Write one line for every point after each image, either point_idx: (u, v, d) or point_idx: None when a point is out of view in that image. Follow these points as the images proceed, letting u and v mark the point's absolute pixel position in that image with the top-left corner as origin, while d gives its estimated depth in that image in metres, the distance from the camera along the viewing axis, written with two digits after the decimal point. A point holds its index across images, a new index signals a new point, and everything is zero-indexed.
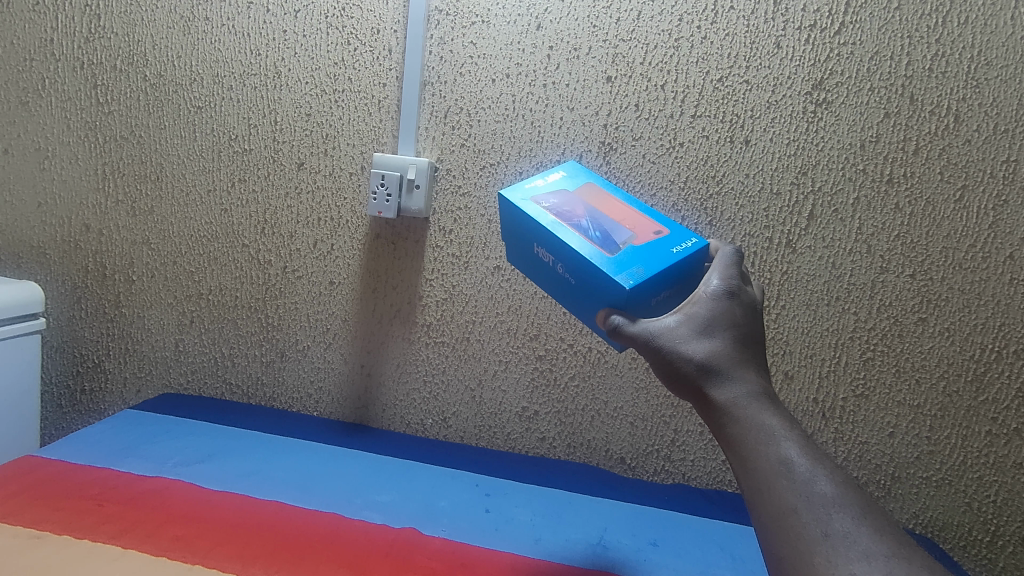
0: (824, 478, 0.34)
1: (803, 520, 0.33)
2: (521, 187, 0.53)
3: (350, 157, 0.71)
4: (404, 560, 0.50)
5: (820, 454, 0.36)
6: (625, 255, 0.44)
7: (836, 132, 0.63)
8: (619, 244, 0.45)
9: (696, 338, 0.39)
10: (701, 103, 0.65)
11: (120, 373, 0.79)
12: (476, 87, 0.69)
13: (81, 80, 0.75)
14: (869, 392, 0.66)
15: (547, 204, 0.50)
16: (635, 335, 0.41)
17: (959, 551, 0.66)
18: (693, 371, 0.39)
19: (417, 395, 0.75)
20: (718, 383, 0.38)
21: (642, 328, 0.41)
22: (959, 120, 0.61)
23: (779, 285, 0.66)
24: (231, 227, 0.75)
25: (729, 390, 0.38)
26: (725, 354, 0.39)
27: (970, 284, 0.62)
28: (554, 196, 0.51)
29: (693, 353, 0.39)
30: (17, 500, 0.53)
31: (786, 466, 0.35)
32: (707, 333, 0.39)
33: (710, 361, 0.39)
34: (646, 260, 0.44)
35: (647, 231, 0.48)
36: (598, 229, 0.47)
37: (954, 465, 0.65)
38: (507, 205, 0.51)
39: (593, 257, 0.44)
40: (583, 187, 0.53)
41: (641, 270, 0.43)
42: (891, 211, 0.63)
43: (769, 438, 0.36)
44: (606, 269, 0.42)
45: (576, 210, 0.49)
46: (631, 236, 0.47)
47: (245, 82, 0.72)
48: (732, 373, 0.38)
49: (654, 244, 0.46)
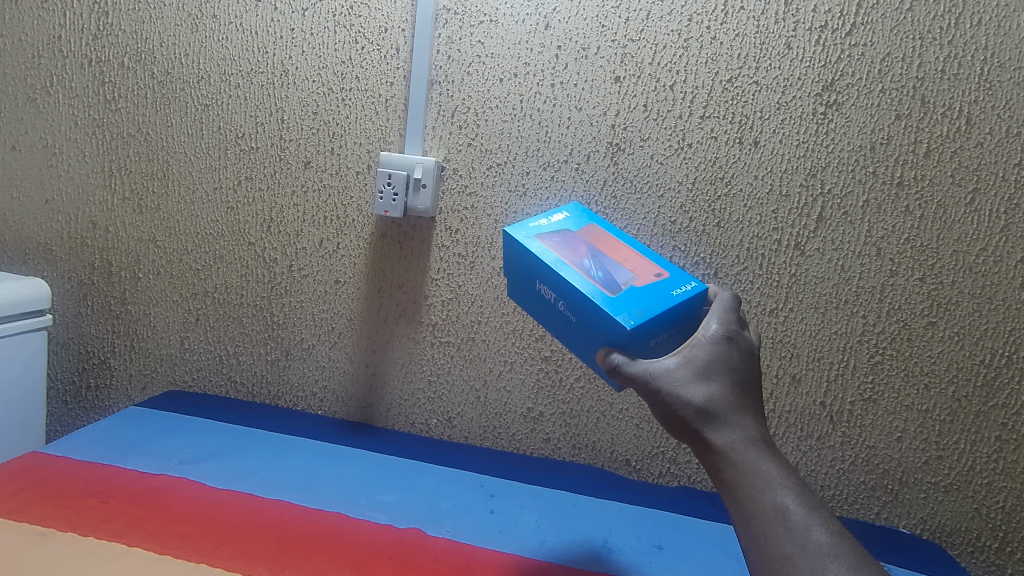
0: (818, 528, 0.34)
1: (798, 569, 0.33)
2: (525, 224, 0.53)
3: (357, 156, 0.71)
4: (408, 561, 0.50)
5: (814, 502, 0.36)
6: (626, 296, 0.44)
7: (847, 133, 0.63)
8: (620, 285, 0.46)
9: (695, 382, 0.40)
10: (710, 104, 0.65)
11: (125, 370, 0.80)
12: (484, 87, 0.68)
13: (89, 77, 0.75)
14: (878, 397, 0.65)
15: (551, 243, 0.50)
16: (634, 375, 0.41)
17: (967, 557, 0.65)
18: (692, 415, 0.39)
19: (422, 395, 0.74)
20: (716, 428, 0.39)
21: (641, 369, 0.41)
22: (971, 123, 0.60)
23: (787, 288, 0.66)
24: (237, 225, 0.75)
25: (726, 435, 0.39)
26: (723, 399, 0.39)
27: (981, 288, 0.62)
28: (558, 235, 0.52)
29: (692, 397, 0.39)
30: (23, 497, 0.53)
31: (780, 514, 0.35)
32: (706, 378, 0.40)
33: (708, 405, 0.39)
34: (646, 301, 0.44)
35: (648, 274, 0.48)
36: (600, 269, 0.47)
37: (963, 471, 0.64)
38: (510, 241, 0.51)
39: (594, 295, 0.44)
40: (585, 228, 0.53)
41: (641, 311, 0.43)
42: (901, 213, 0.62)
43: (765, 485, 0.37)
44: (607, 308, 0.43)
45: (579, 249, 0.50)
46: (632, 278, 0.47)
47: (252, 80, 0.72)
48: (730, 418, 0.39)
49: (654, 286, 0.46)
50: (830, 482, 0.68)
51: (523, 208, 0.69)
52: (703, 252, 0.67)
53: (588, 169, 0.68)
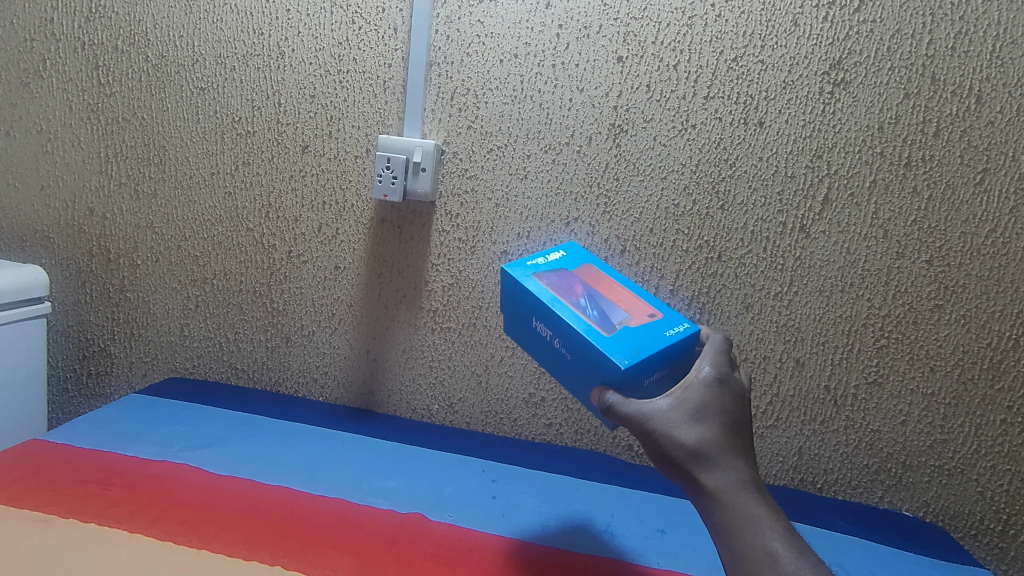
0: (807, 570, 0.35)
1: None
2: (522, 262, 0.53)
3: (355, 139, 0.70)
4: (410, 547, 0.50)
5: (803, 547, 0.37)
6: (620, 336, 0.45)
7: (854, 113, 0.61)
8: (614, 325, 0.46)
9: (688, 423, 0.41)
10: (715, 84, 0.63)
11: (126, 357, 0.79)
12: (483, 68, 0.67)
13: (83, 61, 0.74)
14: (882, 380, 0.65)
15: (548, 281, 0.50)
16: (628, 415, 0.41)
17: (970, 540, 0.65)
18: (684, 456, 0.40)
19: (423, 380, 0.74)
20: (708, 469, 0.40)
21: (635, 409, 0.42)
22: (982, 101, 0.59)
23: (792, 271, 0.65)
24: (235, 211, 0.74)
25: (718, 477, 0.39)
26: (714, 440, 0.40)
27: (989, 270, 0.61)
28: (554, 273, 0.52)
29: (685, 439, 0.40)
30: (22, 484, 0.53)
31: (771, 558, 0.36)
32: (699, 419, 0.41)
33: (700, 446, 0.40)
34: (640, 342, 0.45)
35: (642, 314, 0.49)
36: (595, 308, 0.48)
37: (967, 454, 0.64)
38: (508, 279, 0.51)
39: (590, 335, 0.44)
40: (581, 266, 0.54)
41: (636, 351, 0.43)
42: (909, 194, 0.61)
43: (755, 528, 0.37)
44: (602, 347, 0.43)
45: (574, 288, 0.50)
46: (626, 318, 0.48)
47: (248, 62, 0.71)
48: (722, 460, 0.40)
49: (648, 327, 0.47)
50: (833, 465, 0.67)
51: (524, 190, 0.68)
52: (706, 235, 0.66)
53: (590, 151, 0.67)
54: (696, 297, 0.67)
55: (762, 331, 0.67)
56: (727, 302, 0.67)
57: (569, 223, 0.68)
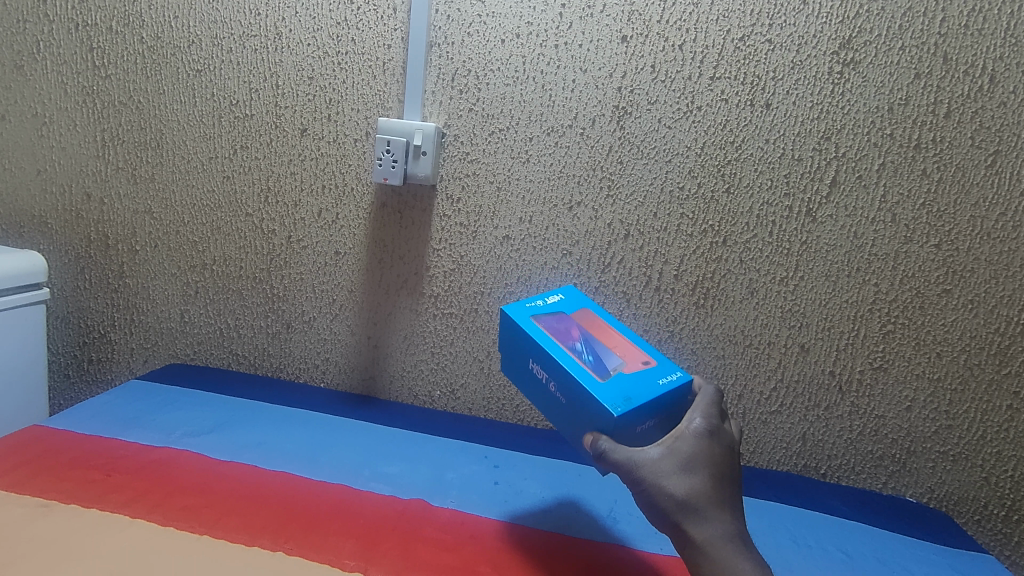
0: None
1: None
2: (521, 304, 0.54)
3: (355, 123, 0.69)
4: (413, 532, 0.50)
5: None
6: (614, 381, 0.45)
7: (863, 94, 0.60)
8: (609, 370, 0.46)
9: (678, 474, 0.41)
10: (721, 64, 0.62)
11: (127, 344, 0.79)
12: (484, 48, 0.66)
13: (77, 43, 0.73)
14: (888, 365, 0.64)
15: (545, 324, 0.51)
16: (619, 462, 0.42)
17: (974, 525, 0.65)
18: (673, 506, 0.41)
19: (425, 366, 0.74)
20: (696, 521, 0.40)
21: (626, 456, 0.42)
22: (995, 81, 0.58)
23: (797, 256, 0.64)
24: (233, 195, 0.73)
25: (705, 529, 0.40)
26: (703, 493, 0.41)
27: (998, 254, 0.60)
28: (553, 316, 0.53)
29: (673, 490, 0.41)
30: (24, 470, 0.53)
31: None
32: (688, 470, 0.41)
33: (688, 498, 0.41)
34: (633, 388, 0.45)
35: (636, 360, 0.49)
36: (591, 352, 0.48)
37: (972, 440, 0.63)
38: (507, 320, 0.52)
39: (584, 379, 0.44)
40: (579, 310, 0.54)
41: (629, 398, 0.43)
42: (918, 177, 0.60)
43: None
44: (595, 394, 0.43)
45: (571, 332, 0.50)
46: (621, 363, 0.48)
47: (244, 44, 0.70)
48: (710, 512, 0.41)
49: (642, 373, 0.47)
50: (837, 451, 0.67)
51: (526, 173, 0.67)
52: (712, 219, 0.65)
53: (594, 134, 0.65)
54: (700, 282, 0.66)
55: (766, 316, 0.66)
56: (732, 287, 0.66)
57: (573, 207, 0.67)
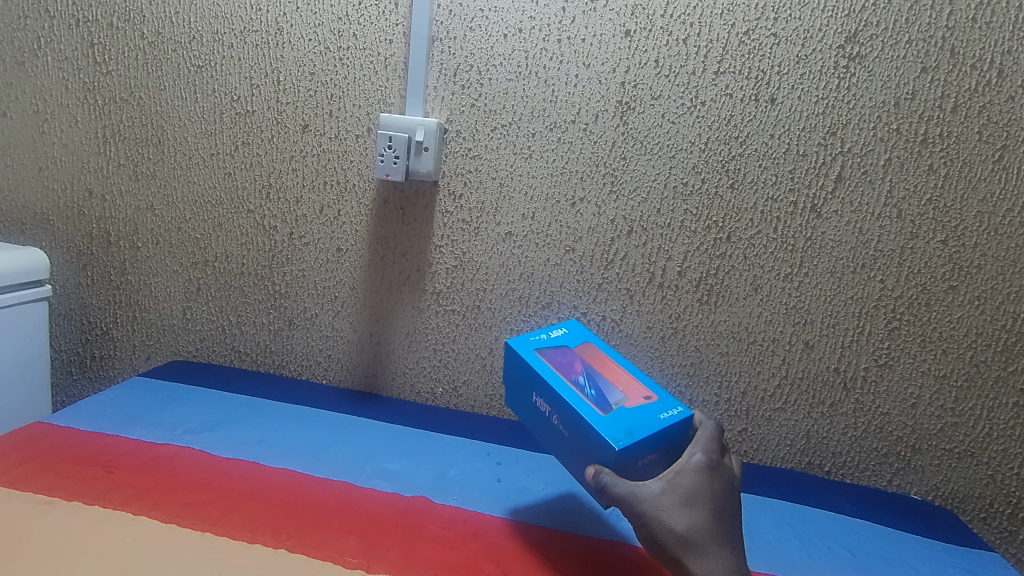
0: None
1: None
2: (527, 339, 0.56)
3: (357, 118, 0.69)
4: (415, 529, 0.50)
5: None
6: (616, 415, 0.46)
7: (869, 89, 0.59)
8: (611, 404, 0.48)
9: (679, 509, 0.41)
10: (725, 58, 0.61)
11: (129, 341, 0.79)
12: (487, 43, 0.65)
13: (78, 39, 0.72)
14: (893, 362, 0.64)
15: (550, 359, 0.53)
16: (620, 495, 0.42)
17: (979, 523, 0.64)
18: (673, 540, 0.41)
19: (427, 363, 0.74)
20: (696, 557, 0.40)
21: (627, 490, 0.43)
22: (1003, 75, 0.57)
23: (802, 252, 0.63)
24: (235, 192, 0.73)
25: (707, 565, 0.40)
26: (704, 528, 0.41)
27: (1005, 250, 0.59)
28: (558, 351, 0.54)
29: (673, 524, 0.41)
30: (29, 466, 0.53)
31: None
32: (689, 505, 0.42)
33: (689, 533, 0.41)
34: (635, 422, 0.46)
35: (639, 394, 0.50)
36: (594, 386, 0.50)
37: (978, 438, 0.63)
38: (513, 353, 0.54)
39: (587, 414, 0.46)
40: (583, 346, 0.56)
41: (630, 432, 0.44)
42: (924, 172, 0.60)
43: None
44: (598, 427, 0.44)
45: (574, 366, 0.52)
46: (623, 397, 0.49)
47: (245, 39, 0.70)
48: (710, 547, 0.40)
49: (643, 408, 0.48)
50: (842, 449, 0.67)
51: (529, 169, 0.67)
52: (716, 215, 0.64)
53: (597, 129, 0.65)
54: (703, 279, 0.66)
55: (770, 313, 0.65)
56: (736, 283, 0.65)
57: (576, 203, 0.67)
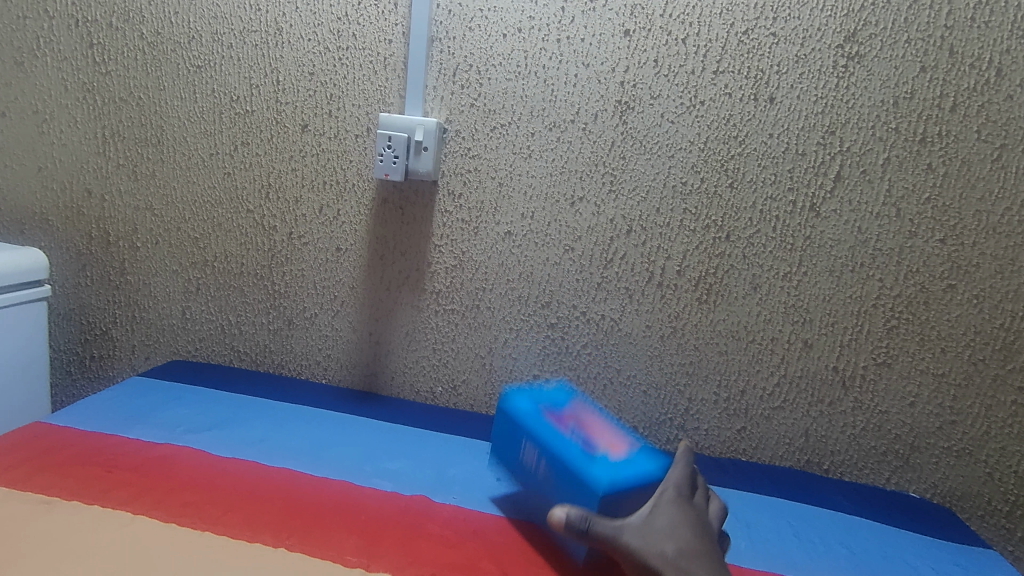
0: None
1: None
2: (524, 394, 0.57)
3: (356, 118, 0.69)
4: (415, 529, 0.50)
5: None
6: (604, 459, 0.47)
7: (868, 88, 0.60)
8: (601, 449, 0.48)
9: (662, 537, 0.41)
10: (724, 58, 0.62)
11: (128, 341, 0.79)
12: (486, 43, 0.66)
13: (77, 39, 0.72)
14: (892, 361, 0.64)
15: (546, 411, 0.54)
16: (599, 530, 0.41)
17: (978, 521, 0.64)
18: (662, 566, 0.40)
19: (427, 362, 0.74)
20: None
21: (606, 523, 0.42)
22: (1001, 74, 0.57)
23: (801, 251, 0.64)
24: (235, 191, 0.73)
25: None
26: (690, 553, 0.41)
27: (1003, 249, 0.59)
28: (553, 405, 0.55)
29: (661, 551, 0.41)
30: (29, 466, 0.53)
31: None
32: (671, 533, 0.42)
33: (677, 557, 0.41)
34: (626, 464, 0.47)
35: (629, 444, 0.50)
36: (586, 435, 0.50)
37: (977, 436, 0.63)
38: (509, 404, 0.55)
39: (577, 459, 0.47)
40: (578, 402, 0.57)
41: (618, 474, 0.45)
42: (923, 171, 0.60)
43: None
44: (586, 472, 0.45)
45: (565, 417, 0.53)
46: (613, 445, 0.49)
47: (245, 39, 0.70)
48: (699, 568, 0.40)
49: (632, 454, 0.48)
50: (840, 447, 0.67)
51: (528, 169, 0.67)
52: (715, 214, 0.64)
53: (596, 129, 0.65)
54: (702, 278, 0.66)
55: (770, 312, 0.66)
56: (736, 283, 0.65)
57: (575, 202, 0.67)
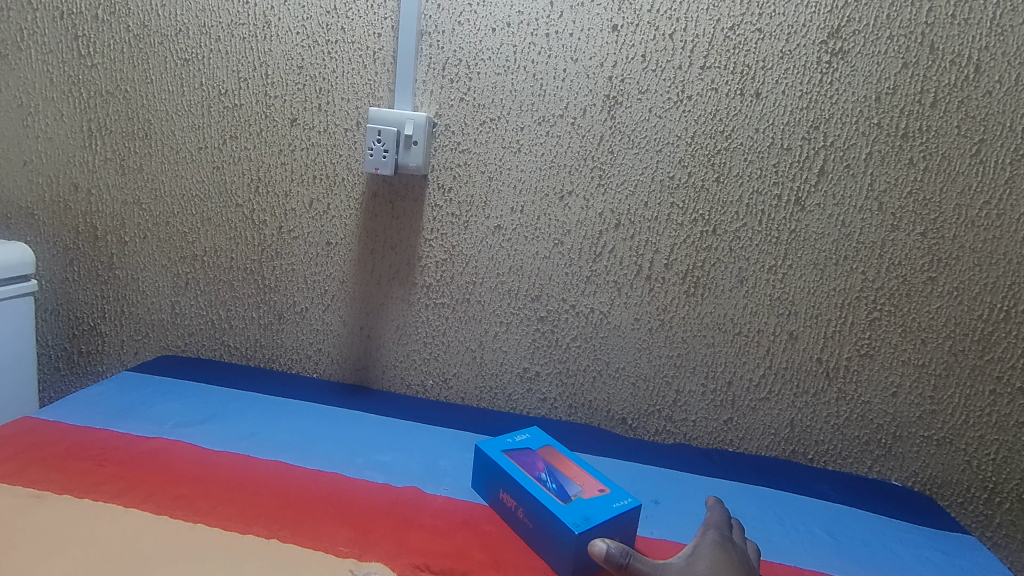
0: None
1: None
2: (495, 439, 0.57)
3: (345, 112, 0.69)
4: (406, 519, 0.51)
5: None
6: (575, 505, 0.47)
7: (851, 83, 0.61)
8: (571, 495, 0.49)
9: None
10: (711, 53, 0.62)
11: (117, 336, 0.79)
12: (475, 38, 0.66)
13: (62, 31, 0.72)
14: (874, 352, 0.65)
15: (514, 458, 0.54)
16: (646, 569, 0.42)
17: (957, 508, 0.66)
18: None
19: (417, 356, 0.74)
20: None
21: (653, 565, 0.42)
22: (980, 70, 0.58)
23: (786, 244, 0.65)
24: (224, 186, 0.73)
25: None
26: None
27: (982, 242, 0.61)
28: (522, 452, 0.55)
29: None
30: (18, 461, 0.53)
31: None
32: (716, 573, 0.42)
33: None
34: (592, 508, 0.47)
35: (593, 487, 0.50)
36: (555, 481, 0.51)
37: (956, 425, 0.65)
38: (479, 452, 0.55)
39: (547, 505, 0.47)
40: (545, 446, 0.57)
41: (586, 518, 0.46)
42: (905, 165, 0.61)
43: None
44: (558, 516, 0.46)
45: (535, 463, 0.53)
46: (579, 490, 0.50)
47: (233, 32, 0.69)
48: None
49: (599, 498, 0.49)
50: (824, 437, 0.68)
51: (517, 163, 0.67)
52: (702, 207, 0.65)
53: (585, 123, 0.66)
54: (690, 270, 0.67)
55: (755, 305, 0.67)
56: (723, 276, 0.66)
57: (564, 196, 0.67)
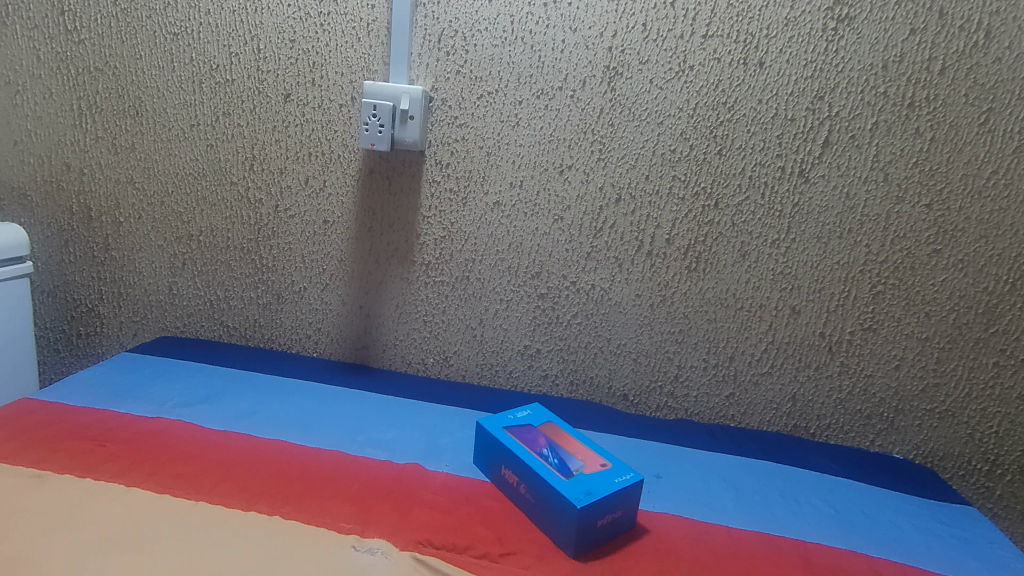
0: None
1: None
2: (496, 415, 0.57)
3: (339, 87, 0.68)
4: (407, 495, 0.51)
5: None
6: (577, 480, 0.47)
7: (857, 51, 0.59)
8: (573, 470, 0.49)
9: None
10: (713, 21, 0.61)
11: (115, 317, 0.78)
12: (471, 8, 0.64)
13: (48, 6, 0.70)
14: (877, 326, 0.65)
15: (516, 434, 0.54)
16: None
17: (958, 480, 0.66)
18: None
19: (417, 335, 0.74)
20: None
21: None
22: (990, 36, 0.57)
23: (789, 218, 0.64)
24: (218, 163, 0.72)
25: None
26: None
27: (988, 214, 0.60)
28: (524, 428, 0.55)
29: None
30: (18, 442, 0.53)
31: None
32: None
33: None
34: (594, 482, 0.47)
35: (596, 461, 0.50)
36: (557, 457, 0.51)
37: (959, 397, 0.64)
38: (480, 429, 0.55)
39: (549, 481, 0.47)
40: (546, 422, 0.57)
41: (589, 492, 0.46)
42: (911, 136, 0.60)
43: None
44: (561, 491, 0.46)
45: (537, 440, 0.53)
46: (581, 465, 0.50)
47: (222, 5, 0.68)
48: None
49: (601, 472, 0.49)
50: (826, 411, 0.68)
51: (516, 137, 0.66)
52: (704, 181, 0.64)
53: (584, 96, 0.64)
54: (692, 246, 0.66)
55: (758, 280, 0.66)
56: (725, 251, 0.66)
57: (564, 171, 0.66)
